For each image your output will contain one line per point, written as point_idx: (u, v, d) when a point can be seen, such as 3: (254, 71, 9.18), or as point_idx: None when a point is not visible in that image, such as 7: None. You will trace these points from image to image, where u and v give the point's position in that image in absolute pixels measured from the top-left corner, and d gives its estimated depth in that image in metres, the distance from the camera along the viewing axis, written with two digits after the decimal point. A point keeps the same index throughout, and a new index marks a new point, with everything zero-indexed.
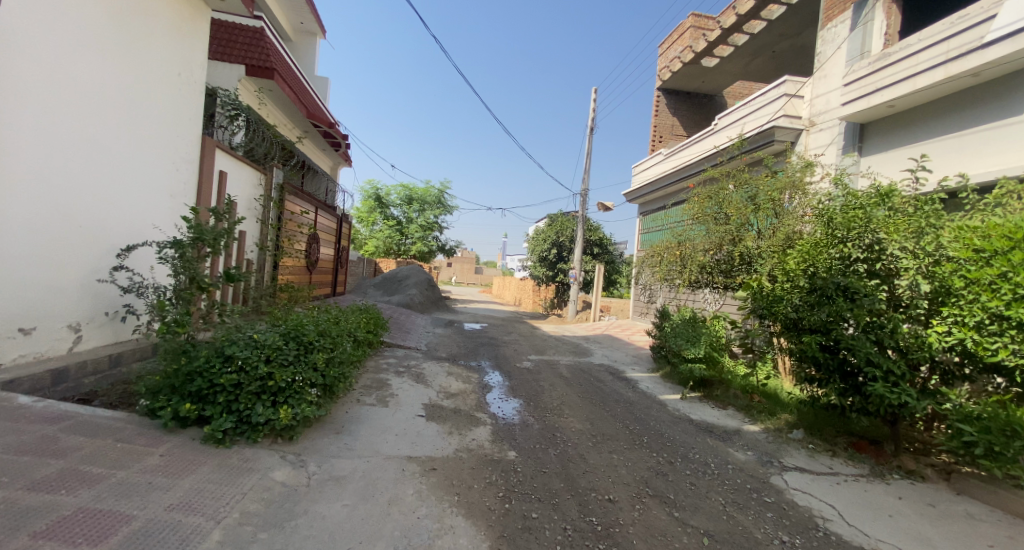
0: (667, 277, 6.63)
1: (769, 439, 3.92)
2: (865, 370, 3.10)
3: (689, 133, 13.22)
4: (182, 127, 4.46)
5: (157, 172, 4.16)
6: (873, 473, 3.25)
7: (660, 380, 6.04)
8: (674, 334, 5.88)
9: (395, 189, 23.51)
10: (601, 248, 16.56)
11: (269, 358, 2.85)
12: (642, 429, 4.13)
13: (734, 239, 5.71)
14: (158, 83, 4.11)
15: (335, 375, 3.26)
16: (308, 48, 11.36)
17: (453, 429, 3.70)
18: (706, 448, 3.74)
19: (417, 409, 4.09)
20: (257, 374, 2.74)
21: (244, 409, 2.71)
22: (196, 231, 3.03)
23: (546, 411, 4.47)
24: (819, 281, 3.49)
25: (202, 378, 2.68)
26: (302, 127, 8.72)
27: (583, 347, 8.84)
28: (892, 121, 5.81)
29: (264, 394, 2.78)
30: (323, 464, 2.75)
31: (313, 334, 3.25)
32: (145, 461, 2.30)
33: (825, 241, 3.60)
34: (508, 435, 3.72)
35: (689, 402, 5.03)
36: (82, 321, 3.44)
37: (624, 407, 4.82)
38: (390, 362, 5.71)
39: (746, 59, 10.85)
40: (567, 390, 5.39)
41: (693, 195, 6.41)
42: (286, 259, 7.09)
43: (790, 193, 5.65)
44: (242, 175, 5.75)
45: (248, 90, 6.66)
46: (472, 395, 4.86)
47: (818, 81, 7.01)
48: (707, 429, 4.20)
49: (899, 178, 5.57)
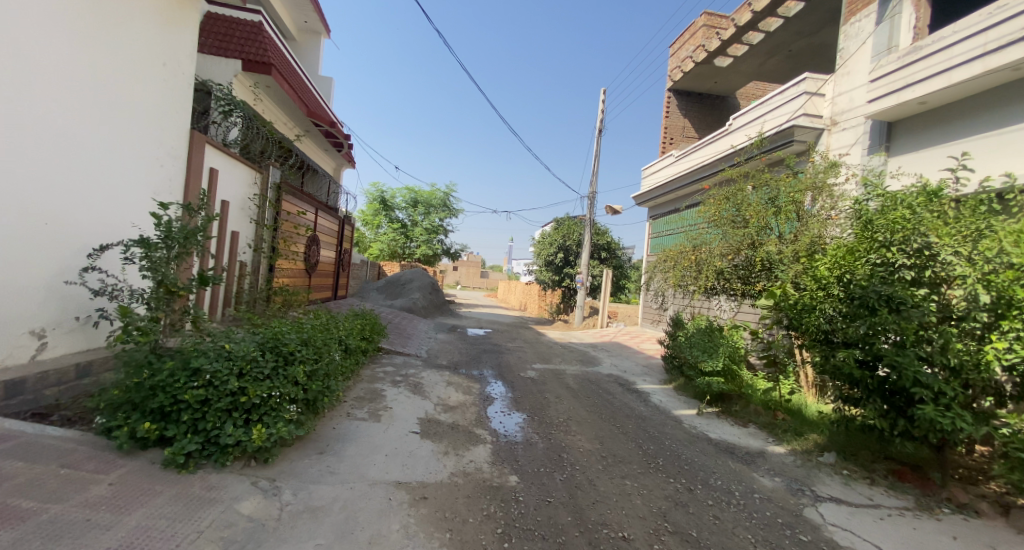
0: (681, 283, 6.28)
1: (798, 463, 3.54)
2: (911, 390, 2.72)
3: (700, 135, 12.87)
4: (167, 121, 4.21)
5: (139, 168, 3.91)
6: (919, 506, 2.83)
7: (674, 393, 5.67)
8: (690, 345, 5.53)
9: (400, 191, 23.33)
10: (609, 253, 16.21)
11: (242, 372, 2.57)
12: (656, 449, 3.78)
13: (754, 243, 5.36)
14: (139, 73, 3.86)
15: (318, 389, 2.96)
16: (311, 47, 11.16)
17: (449, 449, 3.38)
18: (728, 472, 3.38)
19: (411, 425, 3.77)
20: (227, 390, 2.45)
21: (211, 429, 2.42)
22: (167, 230, 2.76)
23: (551, 428, 4.14)
24: (857, 290, 3.08)
25: (164, 393, 2.40)
26: (302, 127, 8.50)
27: (590, 356, 8.48)
28: (922, 121, 5.45)
29: (235, 412, 2.49)
30: (299, 492, 2.43)
31: (294, 343, 2.97)
32: (90, 491, 2.01)
33: (863, 246, 3.22)
34: (510, 455, 3.39)
35: (706, 418, 4.66)
36: (47, 326, 3.18)
37: (635, 423, 4.47)
38: (387, 371, 5.41)
39: (760, 59, 10.50)
40: (574, 403, 5.05)
41: (708, 198, 6.08)
42: (282, 261, 6.84)
43: (812, 195, 5.30)
44: (235, 172, 5.48)
45: (246, 87, 6.45)
46: (472, 408, 4.54)
47: (840, 78, 6.65)
48: (728, 450, 3.83)
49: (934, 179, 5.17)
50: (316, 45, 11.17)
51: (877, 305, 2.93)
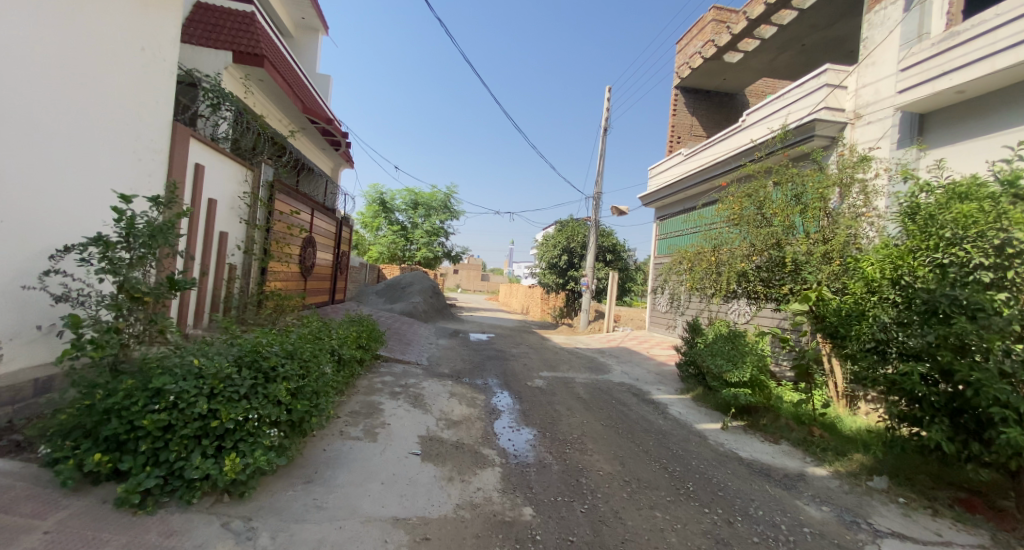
0: (698, 286, 5.93)
1: (845, 489, 3.16)
2: (991, 411, 2.36)
3: (708, 133, 12.52)
4: (147, 111, 3.82)
5: (110, 160, 3.49)
6: (999, 544, 2.46)
7: (693, 404, 5.29)
8: (711, 352, 5.14)
9: (400, 193, 22.99)
10: (614, 255, 15.82)
11: (213, 392, 2.19)
12: (684, 471, 3.39)
13: (779, 243, 4.97)
14: (113, 55, 3.48)
15: (305, 409, 2.57)
16: (309, 44, 10.82)
17: (454, 474, 2.99)
18: (769, 500, 2.99)
19: (411, 445, 3.39)
20: (195, 414, 2.07)
21: (176, 461, 2.05)
22: (127, 226, 2.35)
23: (565, 446, 3.76)
24: (923, 296, 2.72)
25: (117, 418, 2.02)
26: (297, 123, 8.14)
27: (599, 362, 8.10)
28: (958, 111, 5.09)
29: (205, 438, 2.12)
30: (278, 535, 2.04)
31: (277, 357, 2.58)
32: (19, 543, 1.62)
33: (925, 243, 2.85)
34: (521, 481, 3.00)
35: (732, 434, 4.28)
36: (4, 337, 2.78)
37: (655, 440, 4.09)
38: (385, 381, 5.03)
39: (772, 54, 10.15)
40: (587, 416, 4.66)
41: (726, 195, 5.72)
42: (275, 264, 6.49)
43: (839, 192, 4.96)
44: (225, 169, 5.13)
45: (235, 79, 6.00)
46: (478, 423, 4.15)
47: (866, 69, 6.29)
48: (763, 472, 3.45)
49: (984, 171, 4.75)
50: (313, 42, 10.85)
51: (951, 312, 2.59)
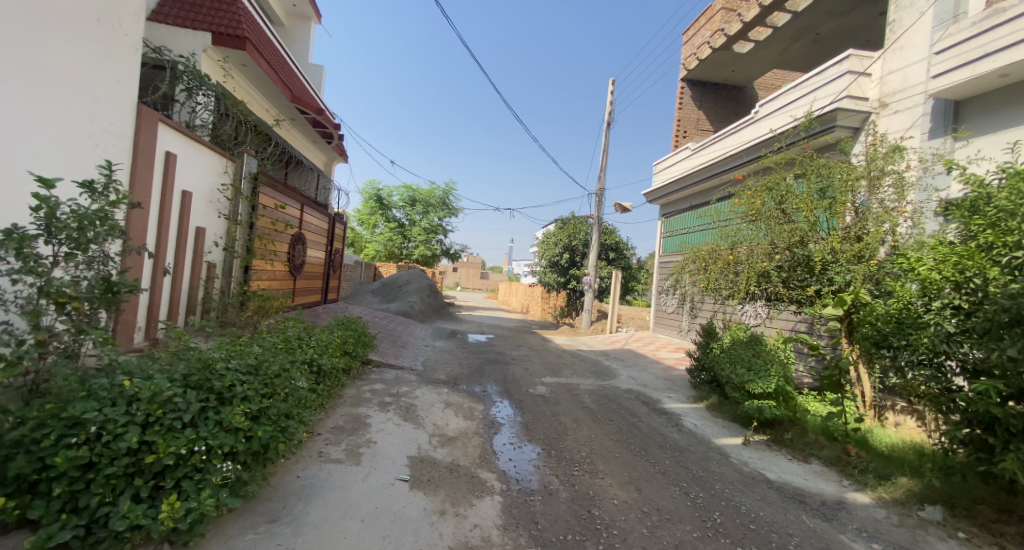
0: (714, 287, 5.54)
1: (895, 520, 2.74)
2: None
3: (716, 128, 12.11)
4: (105, 91, 3.40)
5: (62, 144, 3.05)
6: None
7: (709, 414, 4.90)
8: (728, 359, 4.74)
9: (398, 190, 22.51)
10: (618, 253, 15.38)
11: (150, 420, 1.78)
12: (708, 498, 2.99)
13: (802, 240, 4.58)
14: (66, 23, 3.05)
15: (269, 435, 2.16)
16: (301, 33, 10.37)
17: (448, 506, 2.58)
18: (810, 535, 2.58)
19: (398, 468, 2.99)
20: (123, 449, 1.66)
21: (99, 507, 1.64)
22: (47, 217, 1.94)
23: (572, 466, 3.37)
24: (993, 304, 2.30)
25: (25, 454, 1.60)
26: (286, 113, 7.71)
27: (604, 366, 7.70)
28: (1005, 96, 4.60)
29: (138, 477, 1.72)
30: None
31: (234, 375, 2.18)
32: None
33: (1000, 239, 2.43)
34: (525, 514, 2.59)
35: (756, 451, 3.88)
36: None
37: (672, 458, 3.69)
38: (376, 390, 4.63)
39: (784, 44, 9.73)
40: (595, 429, 4.26)
41: (743, 189, 5.31)
42: (258, 262, 6.06)
43: (867, 187, 4.54)
44: (201, 159, 4.70)
45: (213, 61, 5.52)
46: (476, 440, 3.74)
47: (892, 55, 5.88)
48: (798, 498, 3.04)
49: None
50: (306, 31, 10.40)
51: None
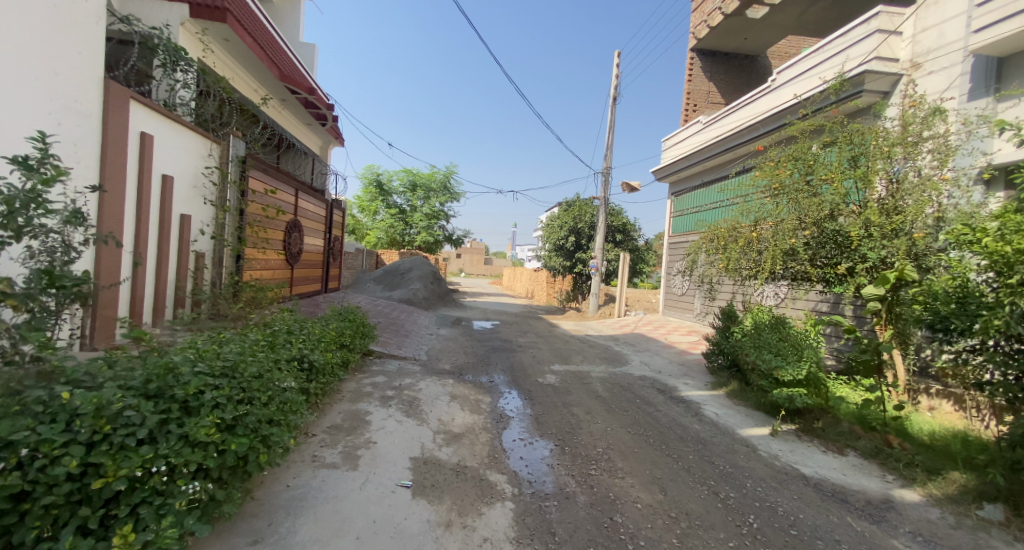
0: (734, 267, 5.22)
1: (952, 523, 2.47)
2: None
3: (728, 100, 11.55)
4: (65, 63, 3.03)
5: (17, 122, 2.71)
6: None
7: (731, 402, 4.62)
8: (752, 344, 4.44)
9: (397, 175, 22.03)
10: (625, 235, 15.00)
11: (98, 439, 1.50)
12: (740, 500, 2.71)
13: (831, 214, 4.23)
14: None
15: (247, 446, 1.89)
16: (291, 9, 9.87)
17: (455, 516, 2.32)
18: (859, 542, 2.30)
19: (400, 472, 2.74)
20: (61, 476, 1.38)
21: (38, 544, 1.38)
22: None
23: (589, 464, 3.10)
24: None
25: None
26: (274, 92, 7.31)
27: (615, 352, 7.42)
28: None
29: (85, 505, 1.45)
30: None
31: (203, 380, 1.88)
32: None
33: None
34: (540, 524, 2.33)
35: (786, 442, 3.61)
36: None
37: (695, 451, 3.42)
38: (376, 384, 4.37)
39: (801, 7, 9.13)
40: (611, 421, 3.99)
41: (764, 161, 4.95)
42: (251, 251, 5.77)
43: (902, 154, 4.05)
44: (180, 141, 4.34)
45: (191, 35, 5.10)
46: (484, 437, 3.48)
47: (926, 10, 5.41)
48: (839, 497, 2.77)
49: None
50: (295, 7, 9.89)
51: None
